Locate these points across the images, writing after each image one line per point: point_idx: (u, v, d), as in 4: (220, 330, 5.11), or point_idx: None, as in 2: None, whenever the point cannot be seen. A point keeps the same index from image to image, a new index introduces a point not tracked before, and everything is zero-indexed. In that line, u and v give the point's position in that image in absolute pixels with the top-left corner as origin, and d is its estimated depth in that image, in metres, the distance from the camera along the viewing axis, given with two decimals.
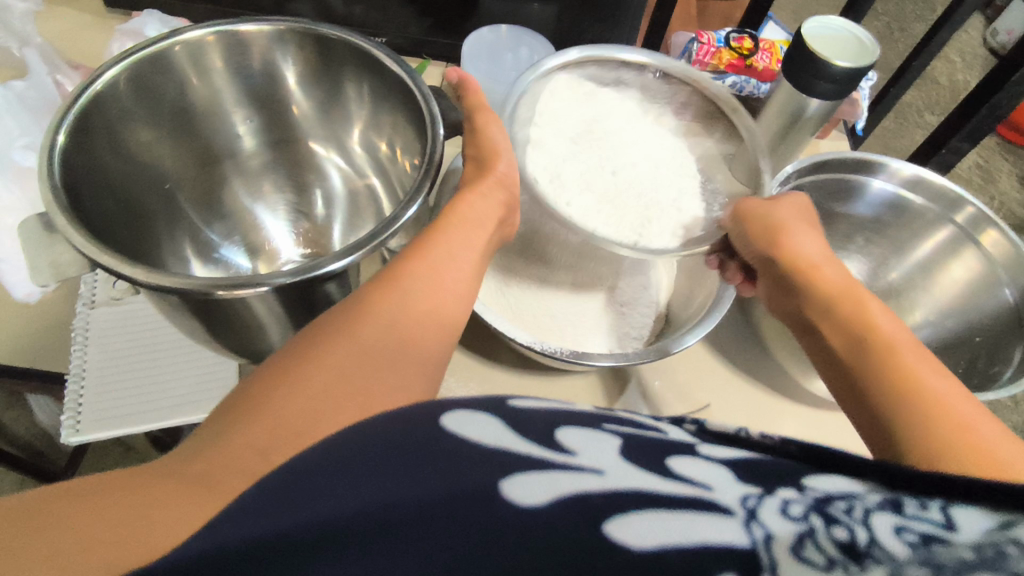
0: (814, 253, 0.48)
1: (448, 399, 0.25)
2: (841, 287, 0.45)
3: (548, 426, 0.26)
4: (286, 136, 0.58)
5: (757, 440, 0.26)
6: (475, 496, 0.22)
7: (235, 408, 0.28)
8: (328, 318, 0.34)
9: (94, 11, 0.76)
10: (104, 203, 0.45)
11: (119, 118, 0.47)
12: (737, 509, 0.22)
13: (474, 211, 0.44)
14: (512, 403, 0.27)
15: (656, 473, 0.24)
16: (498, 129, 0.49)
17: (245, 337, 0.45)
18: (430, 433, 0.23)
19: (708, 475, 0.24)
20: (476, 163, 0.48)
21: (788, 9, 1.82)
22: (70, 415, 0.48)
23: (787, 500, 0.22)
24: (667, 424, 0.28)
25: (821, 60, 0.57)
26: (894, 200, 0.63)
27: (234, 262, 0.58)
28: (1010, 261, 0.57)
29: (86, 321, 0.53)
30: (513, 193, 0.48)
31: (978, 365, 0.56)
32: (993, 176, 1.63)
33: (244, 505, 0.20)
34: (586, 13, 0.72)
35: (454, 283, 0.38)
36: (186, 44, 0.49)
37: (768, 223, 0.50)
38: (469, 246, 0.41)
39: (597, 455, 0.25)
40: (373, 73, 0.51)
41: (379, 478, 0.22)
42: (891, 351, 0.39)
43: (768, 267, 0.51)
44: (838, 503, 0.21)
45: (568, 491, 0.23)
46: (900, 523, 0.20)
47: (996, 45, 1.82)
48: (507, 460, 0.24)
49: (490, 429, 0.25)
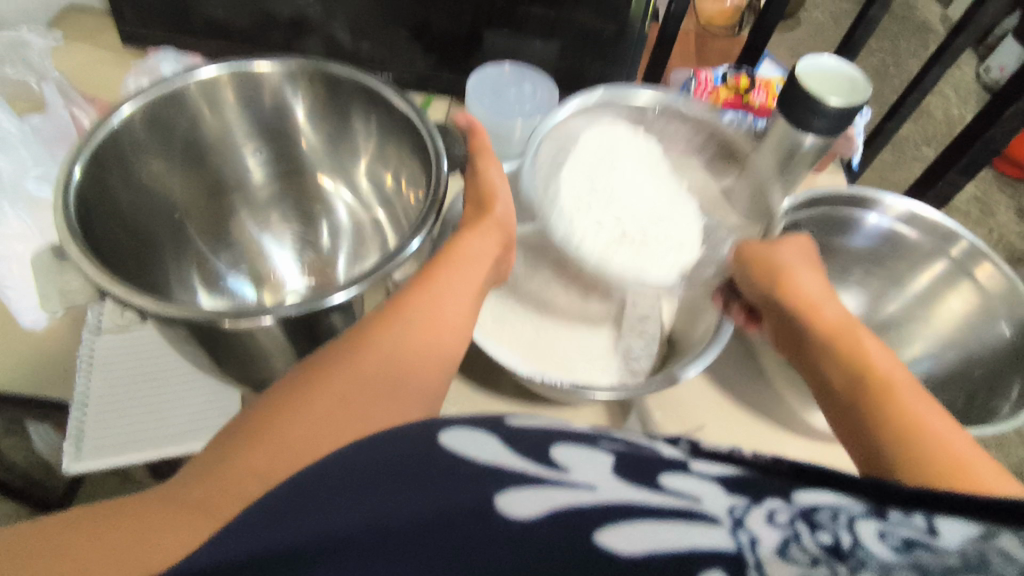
0: (815, 291, 0.49)
1: (445, 418, 0.27)
2: (838, 324, 0.46)
3: (544, 444, 0.26)
4: (293, 168, 0.60)
5: (751, 459, 0.25)
6: (472, 512, 0.23)
7: (242, 430, 0.29)
8: (327, 352, 0.34)
9: (112, 47, 0.78)
10: (116, 234, 0.47)
11: (132, 151, 0.49)
12: (723, 517, 0.23)
13: (473, 251, 0.44)
14: (511, 421, 0.28)
15: (646, 487, 0.24)
16: (497, 174, 0.50)
17: (248, 366, 0.46)
18: (428, 452, 0.25)
19: (694, 485, 0.24)
20: (475, 205, 0.50)
21: (784, 46, 1.86)
22: (72, 443, 0.48)
23: (773, 509, 0.23)
24: (661, 441, 0.27)
25: (814, 99, 0.59)
26: (889, 233, 0.64)
27: (240, 292, 0.58)
28: (1006, 294, 0.58)
29: (91, 348, 0.53)
30: (511, 236, 0.48)
31: (978, 398, 0.56)
32: (991, 210, 1.64)
33: (237, 524, 0.23)
34: (587, 49, 0.74)
35: (454, 312, 0.39)
36: (200, 81, 0.50)
37: (771, 264, 0.51)
38: (474, 277, 0.43)
39: (590, 470, 0.25)
40: (379, 107, 0.52)
41: (375, 497, 0.23)
42: (894, 389, 0.40)
43: (771, 309, 0.51)
44: (825, 511, 0.23)
45: (562, 504, 0.24)
46: (883, 529, 0.22)
47: (990, 82, 1.85)
48: (502, 475, 0.25)
49: (488, 446, 0.26)
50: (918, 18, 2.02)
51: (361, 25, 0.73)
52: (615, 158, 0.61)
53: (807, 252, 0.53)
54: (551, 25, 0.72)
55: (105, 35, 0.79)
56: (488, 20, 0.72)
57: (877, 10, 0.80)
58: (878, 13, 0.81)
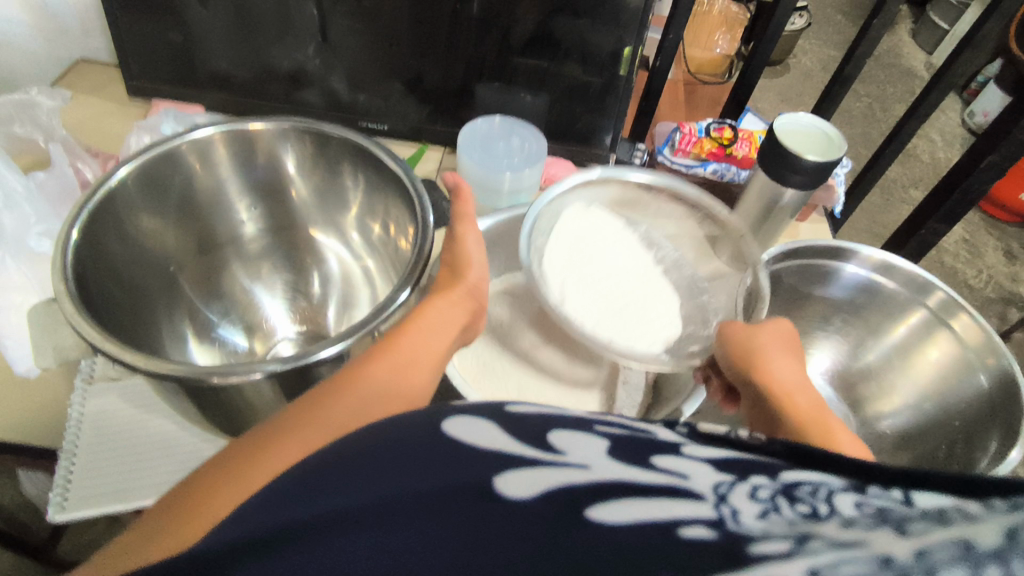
0: (789, 378, 0.49)
1: (450, 406, 0.28)
2: (812, 415, 0.46)
3: (541, 429, 0.27)
4: (286, 222, 0.62)
5: (745, 442, 0.27)
6: (471, 489, 0.23)
7: (227, 464, 0.28)
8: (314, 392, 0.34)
9: (118, 100, 0.81)
10: (108, 288, 0.48)
11: (126, 209, 0.51)
12: (707, 494, 0.23)
13: (443, 317, 0.46)
14: (511, 408, 0.28)
15: (637, 465, 0.25)
16: (474, 240, 0.53)
17: (237, 419, 0.47)
18: (432, 433, 0.26)
19: (684, 465, 0.25)
20: (448, 269, 0.52)
21: (773, 92, 1.92)
22: (58, 493, 0.49)
23: (756, 486, 0.23)
24: (659, 425, 0.29)
25: (791, 155, 0.61)
26: (866, 284, 0.66)
27: (231, 341, 0.59)
28: (982, 346, 0.58)
29: (83, 398, 0.54)
30: (481, 302, 0.50)
31: (957, 449, 0.57)
32: (980, 251, 1.67)
33: (270, 496, 0.23)
34: (575, 101, 0.77)
35: (426, 367, 0.40)
36: (195, 141, 0.53)
37: (748, 349, 0.51)
38: (446, 334, 0.45)
39: (584, 452, 0.26)
40: (368, 164, 0.55)
41: (383, 477, 0.23)
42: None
43: (750, 393, 0.51)
44: (804, 487, 0.23)
45: (554, 483, 0.24)
46: (860, 499, 0.21)
47: (974, 126, 1.90)
48: (500, 457, 0.25)
49: (490, 432, 0.26)
50: (902, 65, 2.08)
51: (358, 79, 0.76)
52: (593, 242, 0.65)
53: (789, 337, 0.53)
54: (540, 79, 0.75)
55: (112, 89, 0.82)
56: (479, 74, 0.75)
57: (852, 68, 0.84)
58: (853, 70, 0.84)
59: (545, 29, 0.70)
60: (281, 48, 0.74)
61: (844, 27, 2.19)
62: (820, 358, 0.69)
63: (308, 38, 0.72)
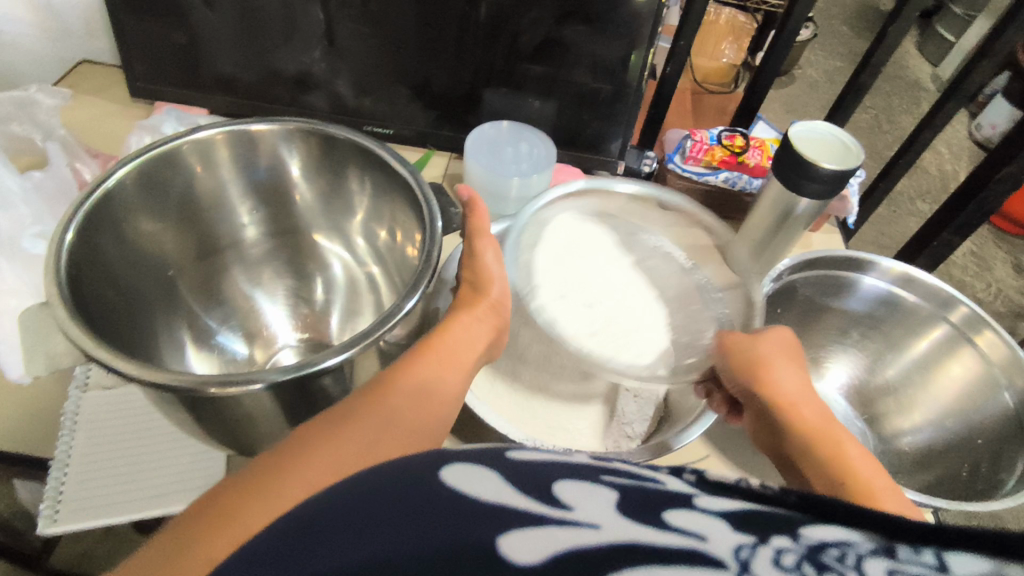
0: (794, 388, 0.48)
1: (448, 452, 0.25)
2: (817, 426, 0.46)
3: (546, 477, 0.25)
4: (289, 226, 0.60)
5: (756, 490, 0.24)
6: (476, 551, 0.23)
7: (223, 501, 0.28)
8: (332, 415, 0.34)
9: (121, 101, 0.80)
10: (104, 293, 0.46)
11: (124, 211, 0.49)
12: (730, 561, 0.22)
13: (469, 334, 0.46)
14: (512, 454, 0.26)
15: (651, 525, 0.23)
16: (493, 257, 0.51)
17: (235, 430, 0.45)
18: (432, 487, 0.24)
19: (702, 523, 0.23)
20: (471, 286, 0.51)
21: (779, 102, 1.91)
22: (49, 504, 0.47)
23: (779, 549, 0.22)
24: (664, 472, 0.26)
25: (807, 162, 0.59)
26: (886, 296, 0.64)
27: (230, 348, 0.58)
28: (1008, 363, 0.57)
29: (77, 405, 0.52)
30: (505, 317, 0.50)
31: (983, 469, 0.55)
32: (988, 264, 1.65)
33: (264, 548, 0.22)
34: (585, 108, 0.75)
35: (444, 393, 0.40)
36: (196, 140, 0.51)
37: (750, 360, 0.51)
38: (468, 356, 0.45)
39: (593, 508, 0.24)
40: (375, 168, 0.53)
41: (383, 533, 0.22)
42: (871, 496, 0.38)
43: (753, 405, 0.50)
44: (831, 550, 0.22)
45: (563, 547, 0.23)
46: (894, 568, 0.20)
47: (981, 138, 1.89)
48: (505, 513, 0.23)
49: (488, 483, 0.24)
50: (908, 77, 2.07)
51: (364, 84, 0.75)
52: (599, 248, 0.63)
53: (789, 345, 0.52)
54: (549, 85, 0.73)
55: (114, 90, 0.81)
56: (488, 80, 0.74)
57: (867, 77, 0.83)
58: (867, 79, 0.83)
59: (555, 35, 0.69)
60: (286, 51, 0.72)
61: (850, 38, 2.19)
62: (838, 371, 0.67)
63: (314, 42, 0.71)
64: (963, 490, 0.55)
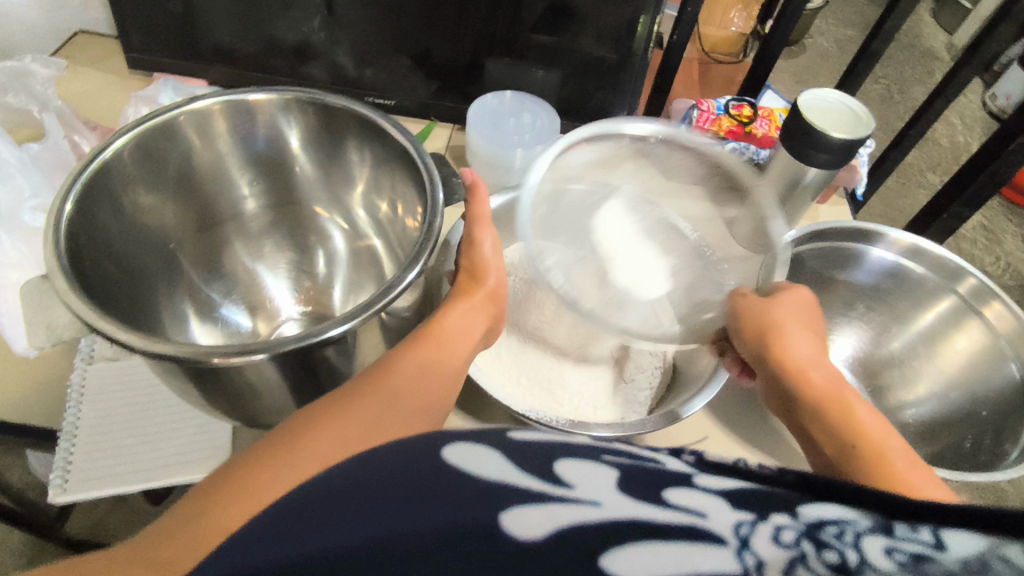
0: (805, 354, 0.49)
1: (443, 433, 0.25)
2: (827, 391, 0.46)
3: (544, 458, 0.25)
4: (289, 199, 0.60)
5: (757, 470, 0.24)
6: (476, 529, 0.23)
7: (220, 487, 0.29)
8: (328, 397, 0.36)
9: (118, 72, 0.79)
10: (106, 267, 0.46)
11: (122, 183, 0.49)
12: (729, 538, 0.22)
13: (464, 324, 0.46)
14: (516, 435, 0.26)
15: (650, 503, 0.23)
16: (491, 246, 0.50)
17: (239, 401, 0.45)
18: (429, 467, 0.24)
19: (702, 501, 0.23)
20: (466, 274, 0.50)
21: (788, 72, 1.87)
22: (58, 475, 0.47)
23: (779, 526, 0.22)
24: (663, 453, 0.25)
25: (816, 131, 0.58)
26: (894, 268, 0.64)
27: (234, 321, 0.58)
28: (1014, 334, 0.57)
29: (83, 377, 0.53)
30: (501, 307, 0.50)
31: (986, 441, 0.55)
32: (998, 237, 1.63)
33: (264, 524, 0.23)
34: (589, 77, 0.74)
35: (443, 376, 0.42)
36: (194, 111, 0.51)
37: (763, 323, 0.51)
38: (466, 336, 0.46)
39: (594, 486, 0.23)
40: (375, 139, 0.52)
41: (382, 513, 0.22)
42: (883, 459, 0.40)
43: (762, 366, 0.51)
44: (829, 527, 0.22)
45: (564, 523, 0.23)
46: (890, 545, 0.21)
47: (996, 109, 1.84)
48: (503, 491, 0.23)
49: (489, 463, 0.24)
50: (921, 46, 2.02)
51: (364, 54, 0.73)
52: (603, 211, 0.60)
53: (802, 307, 0.52)
54: (552, 54, 0.72)
55: (111, 61, 0.80)
56: (490, 49, 0.72)
57: (878, 44, 0.81)
58: (879, 46, 0.81)
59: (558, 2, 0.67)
60: (284, 21, 0.71)
61: (863, 7, 2.14)
62: (842, 343, 0.66)
63: (313, 10, 0.69)
64: (967, 463, 0.55)
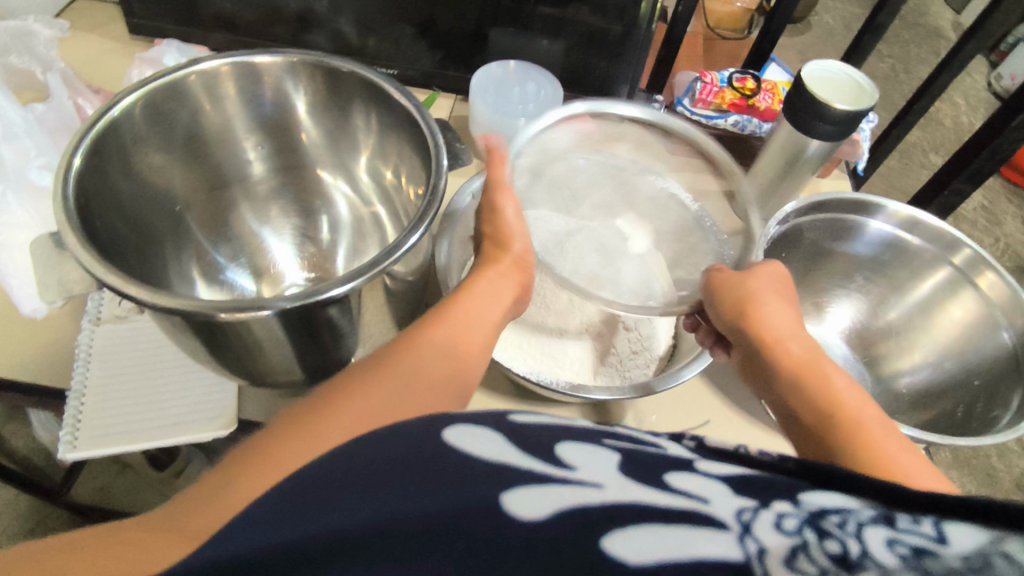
0: (782, 327, 0.49)
1: (449, 414, 0.27)
2: (804, 362, 0.47)
3: (548, 442, 0.27)
4: (294, 162, 0.60)
5: (756, 457, 0.26)
6: (479, 509, 0.23)
7: (243, 461, 0.29)
8: (341, 375, 0.37)
9: (118, 37, 0.79)
10: (115, 225, 0.47)
11: (131, 141, 0.49)
12: (731, 523, 0.23)
13: (492, 286, 0.47)
14: (515, 418, 0.29)
15: (652, 486, 0.25)
16: (514, 209, 0.51)
17: (246, 359, 0.46)
18: (434, 450, 0.25)
19: (704, 488, 0.25)
20: (492, 238, 0.51)
21: (793, 49, 1.85)
22: (68, 431, 0.49)
23: (781, 514, 0.22)
24: (666, 440, 0.29)
25: (821, 103, 0.58)
26: (892, 241, 0.65)
27: (238, 283, 0.59)
28: (1008, 303, 0.58)
29: (90, 339, 0.54)
30: (529, 273, 0.50)
31: (978, 409, 0.56)
32: (997, 219, 1.63)
33: (267, 502, 0.23)
34: (594, 48, 0.73)
35: (462, 351, 0.42)
36: (201, 72, 0.50)
37: (739, 296, 0.50)
38: (493, 308, 0.46)
39: (596, 470, 0.25)
40: (380, 102, 0.52)
41: (386, 494, 0.23)
42: (861, 428, 0.41)
43: (738, 339, 0.50)
44: (832, 517, 0.22)
45: (567, 505, 0.24)
46: (892, 536, 0.20)
47: (1000, 90, 1.83)
48: (508, 472, 0.25)
49: (493, 444, 0.26)
50: (929, 25, 2.00)
51: (367, 21, 0.73)
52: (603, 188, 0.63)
53: (778, 280, 0.53)
54: (557, 24, 0.71)
55: (112, 25, 0.80)
56: (494, 18, 0.72)
57: (886, 17, 0.80)
58: (886, 19, 0.80)
59: None
60: None
61: None
62: (839, 314, 0.68)
63: None
64: (957, 429, 0.56)
